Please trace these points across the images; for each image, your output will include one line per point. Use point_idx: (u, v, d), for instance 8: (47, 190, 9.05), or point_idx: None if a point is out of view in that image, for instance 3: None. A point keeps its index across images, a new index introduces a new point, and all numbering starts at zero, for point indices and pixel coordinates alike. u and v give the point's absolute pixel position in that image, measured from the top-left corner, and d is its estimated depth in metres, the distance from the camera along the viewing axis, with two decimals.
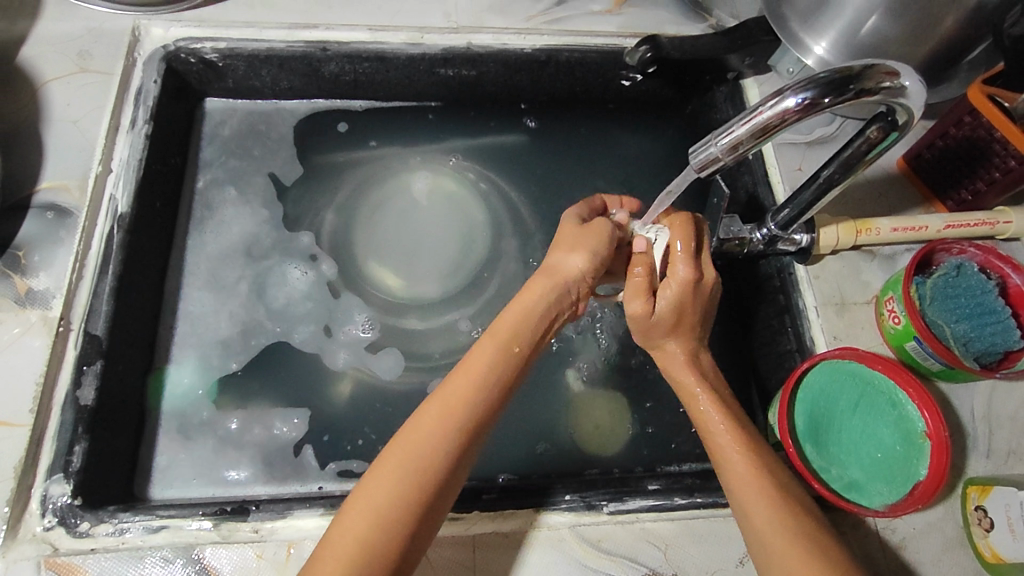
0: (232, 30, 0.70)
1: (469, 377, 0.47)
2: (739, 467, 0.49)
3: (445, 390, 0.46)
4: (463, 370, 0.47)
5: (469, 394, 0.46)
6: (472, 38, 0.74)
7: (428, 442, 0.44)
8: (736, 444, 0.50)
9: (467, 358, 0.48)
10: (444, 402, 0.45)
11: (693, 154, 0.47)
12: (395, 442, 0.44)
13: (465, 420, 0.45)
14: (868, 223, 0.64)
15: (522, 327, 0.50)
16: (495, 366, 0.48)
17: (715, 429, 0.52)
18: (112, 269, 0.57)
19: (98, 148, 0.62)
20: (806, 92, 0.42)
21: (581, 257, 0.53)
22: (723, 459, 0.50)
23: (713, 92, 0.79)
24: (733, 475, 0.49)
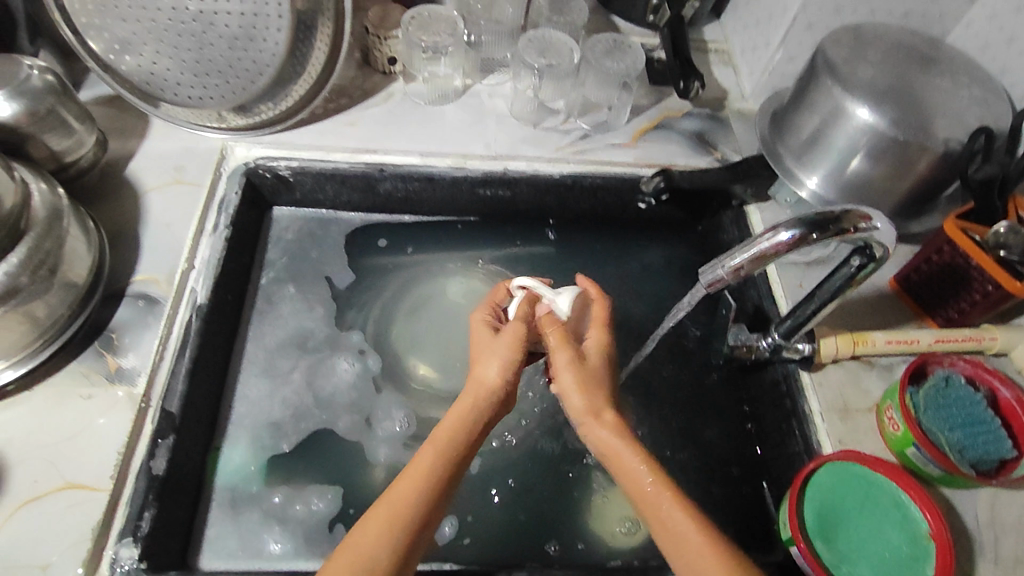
0: (305, 152, 0.82)
1: (409, 484, 0.52)
2: (691, 537, 0.51)
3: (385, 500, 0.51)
4: (405, 479, 0.53)
5: (408, 503, 0.51)
6: (508, 164, 0.85)
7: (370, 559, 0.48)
8: (679, 512, 0.52)
9: (407, 470, 0.53)
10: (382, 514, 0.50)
11: (703, 273, 0.55)
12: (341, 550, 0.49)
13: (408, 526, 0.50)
14: (864, 336, 0.70)
15: (450, 438, 0.55)
16: (432, 472, 0.53)
17: (655, 497, 0.53)
18: (188, 352, 0.64)
19: (185, 248, 0.72)
20: (796, 229, 0.49)
21: (496, 368, 0.60)
22: (663, 528, 0.52)
23: (720, 215, 0.90)
24: (680, 544, 0.51)
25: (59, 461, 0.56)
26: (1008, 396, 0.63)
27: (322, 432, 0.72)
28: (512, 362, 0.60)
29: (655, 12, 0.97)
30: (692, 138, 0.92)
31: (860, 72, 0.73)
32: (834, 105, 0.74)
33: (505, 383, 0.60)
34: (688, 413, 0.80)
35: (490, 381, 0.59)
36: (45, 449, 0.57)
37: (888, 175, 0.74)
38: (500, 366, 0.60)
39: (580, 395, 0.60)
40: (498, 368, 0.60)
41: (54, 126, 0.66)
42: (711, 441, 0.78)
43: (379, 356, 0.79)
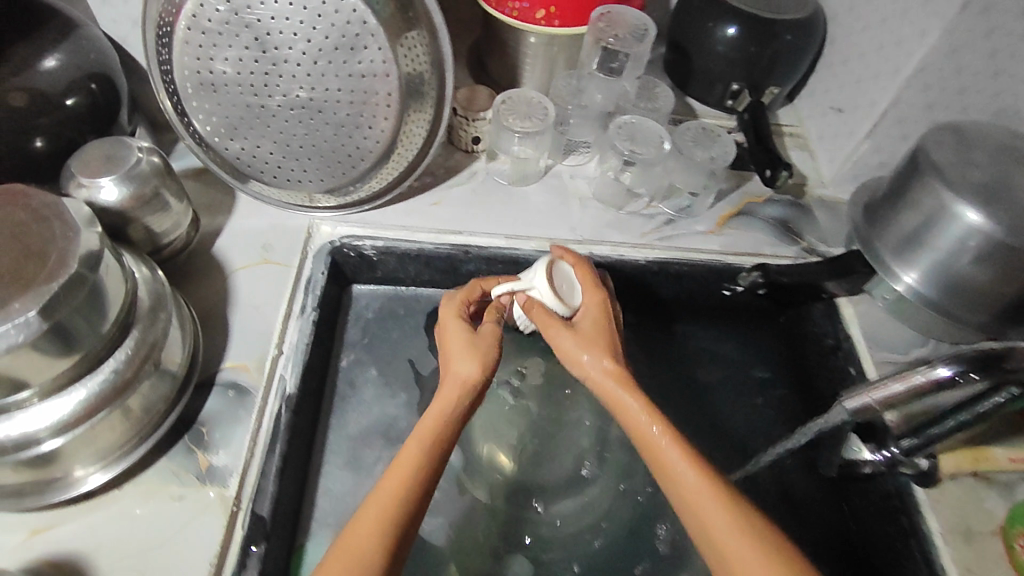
0: (390, 232, 0.81)
1: (400, 470, 0.53)
2: (697, 490, 0.53)
3: (388, 476, 0.53)
4: (394, 471, 0.53)
5: (399, 491, 0.52)
6: (593, 249, 0.84)
7: (365, 546, 0.49)
8: (684, 463, 0.54)
9: (398, 459, 0.54)
10: (382, 504, 0.51)
11: (846, 399, 0.52)
12: (342, 544, 0.49)
13: (407, 513, 0.51)
14: (984, 452, 0.67)
15: (439, 419, 0.57)
16: (421, 459, 0.54)
17: (666, 451, 0.55)
18: (279, 447, 0.62)
19: (275, 334, 0.70)
20: (956, 365, 0.48)
21: (473, 364, 0.60)
22: (677, 483, 0.54)
23: (809, 307, 0.86)
24: (681, 488, 0.53)
25: (146, 569, 0.54)
26: None
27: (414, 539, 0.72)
28: (483, 350, 0.62)
29: (734, 98, 0.97)
30: (777, 226, 0.89)
31: (967, 175, 0.69)
32: (938, 204, 0.70)
33: (482, 373, 0.60)
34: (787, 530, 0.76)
35: (466, 375, 0.60)
36: (134, 557, 0.55)
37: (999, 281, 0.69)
38: (471, 359, 0.61)
39: (585, 358, 0.62)
40: (474, 364, 0.60)
41: (156, 209, 0.65)
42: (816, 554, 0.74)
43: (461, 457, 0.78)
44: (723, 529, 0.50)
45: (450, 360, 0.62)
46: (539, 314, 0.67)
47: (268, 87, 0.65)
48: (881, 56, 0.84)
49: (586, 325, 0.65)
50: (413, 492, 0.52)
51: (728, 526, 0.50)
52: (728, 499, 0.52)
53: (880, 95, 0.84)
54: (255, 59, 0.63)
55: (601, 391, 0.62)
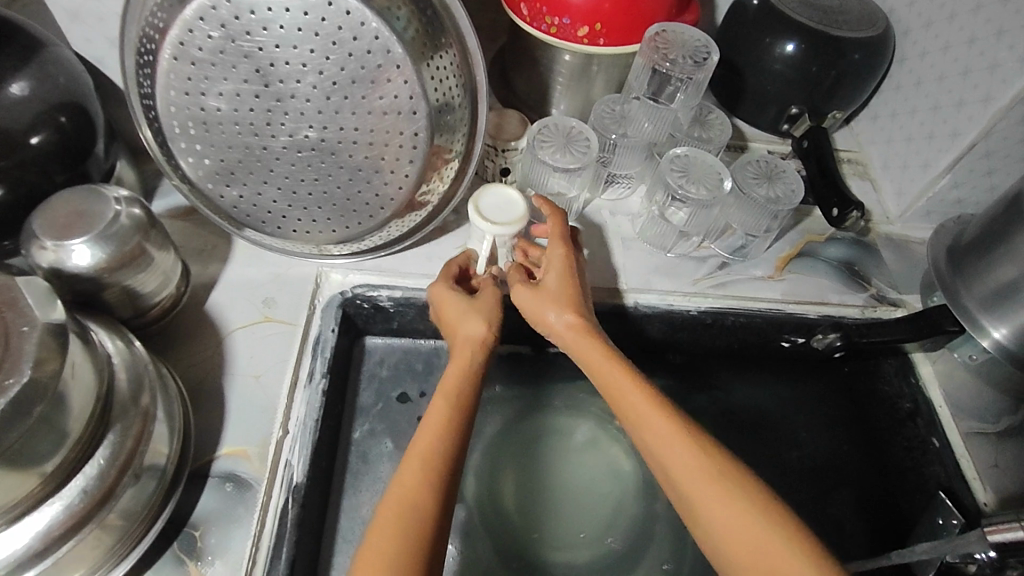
0: (410, 279, 0.72)
1: (416, 459, 0.52)
2: (664, 432, 0.54)
3: (393, 489, 0.50)
4: (413, 458, 0.52)
5: (426, 461, 0.52)
6: (639, 298, 0.74)
7: (417, 515, 0.48)
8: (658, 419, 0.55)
9: (427, 425, 0.55)
10: (399, 502, 0.49)
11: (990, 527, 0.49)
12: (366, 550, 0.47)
13: (430, 499, 0.50)
14: None
15: (447, 415, 0.56)
16: (431, 447, 0.53)
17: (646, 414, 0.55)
18: (285, 554, 0.53)
19: (279, 410, 0.60)
20: None
21: (479, 324, 0.62)
22: (647, 434, 0.55)
23: (879, 363, 0.77)
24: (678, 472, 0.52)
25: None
26: None
27: None
28: (489, 309, 0.64)
29: (791, 122, 0.87)
30: (841, 268, 0.80)
31: None
32: None
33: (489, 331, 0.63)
34: None
35: (477, 338, 0.62)
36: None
37: None
38: (476, 317, 0.63)
39: (553, 319, 0.63)
40: (482, 324, 0.63)
41: (140, 267, 0.55)
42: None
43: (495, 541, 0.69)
44: (710, 499, 0.50)
45: (449, 329, 0.64)
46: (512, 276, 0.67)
47: (271, 126, 0.55)
48: (967, 82, 0.74)
49: (551, 282, 0.65)
50: (437, 467, 0.51)
51: (719, 503, 0.49)
52: (722, 471, 0.51)
53: (965, 126, 0.74)
54: (256, 94, 0.53)
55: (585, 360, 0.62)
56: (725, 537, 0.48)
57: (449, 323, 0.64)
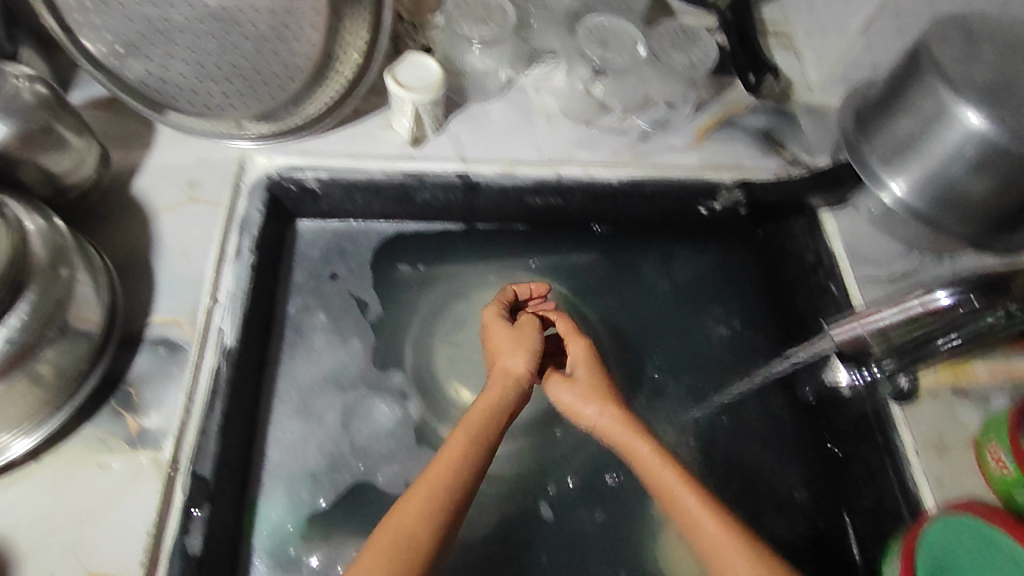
0: (335, 160, 0.74)
1: (416, 496, 0.53)
2: (674, 486, 0.57)
3: (382, 530, 0.51)
4: (417, 489, 0.54)
5: (441, 477, 0.54)
6: (561, 170, 0.77)
7: (414, 525, 0.51)
8: (668, 473, 0.57)
9: (446, 448, 0.57)
10: (388, 538, 0.50)
11: (835, 332, 0.63)
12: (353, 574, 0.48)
13: (420, 546, 0.51)
14: (965, 369, 0.66)
15: (467, 454, 0.56)
16: (432, 491, 0.53)
17: (665, 476, 0.57)
18: (219, 405, 0.59)
19: (207, 280, 0.64)
20: (954, 292, 0.55)
21: (520, 358, 0.65)
22: (653, 477, 0.58)
23: (790, 222, 0.82)
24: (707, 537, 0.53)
25: (76, 546, 0.52)
26: None
27: (371, 488, 0.67)
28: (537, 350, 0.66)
29: None
30: (760, 137, 0.83)
31: (972, 74, 0.64)
32: (938, 107, 0.65)
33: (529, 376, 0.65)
34: (761, 474, 0.74)
35: (519, 373, 0.64)
36: (60, 533, 0.52)
37: (993, 187, 0.65)
38: (524, 355, 0.65)
39: (582, 368, 0.67)
40: (524, 359, 0.65)
41: (50, 147, 0.56)
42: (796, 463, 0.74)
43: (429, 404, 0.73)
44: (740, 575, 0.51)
45: (496, 353, 0.66)
46: (529, 330, 0.67)
47: None
48: None
49: (586, 374, 0.66)
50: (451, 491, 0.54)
51: (727, 546, 0.52)
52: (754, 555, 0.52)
53: None
54: None
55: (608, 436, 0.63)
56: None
57: (495, 368, 0.65)
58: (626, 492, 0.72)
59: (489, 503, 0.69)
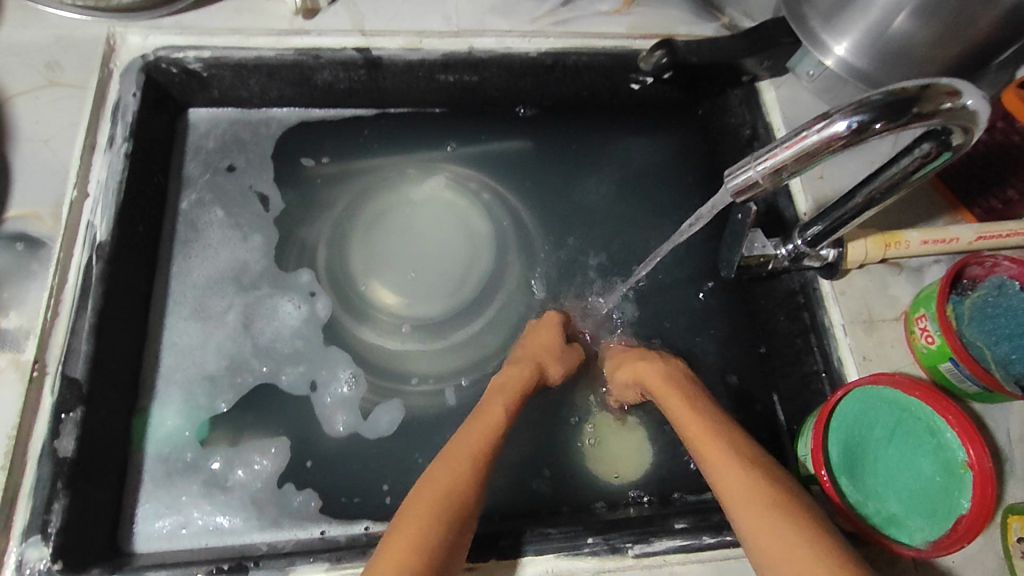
0: (217, 38, 0.65)
1: (465, 451, 0.52)
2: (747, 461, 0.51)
3: (426, 483, 0.49)
4: (459, 448, 0.52)
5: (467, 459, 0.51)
6: (474, 42, 0.69)
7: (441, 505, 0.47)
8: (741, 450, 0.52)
9: (485, 413, 0.56)
10: (437, 490, 0.48)
11: (729, 177, 0.43)
12: (405, 519, 0.46)
13: (464, 498, 0.48)
14: (898, 236, 0.60)
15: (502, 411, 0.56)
16: (481, 448, 0.52)
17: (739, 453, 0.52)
18: (91, 303, 0.55)
19: (72, 171, 0.59)
20: (858, 115, 0.38)
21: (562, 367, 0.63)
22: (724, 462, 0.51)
23: (728, 95, 0.76)
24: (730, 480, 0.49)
25: None
26: None
27: (276, 388, 0.66)
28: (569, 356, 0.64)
29: None
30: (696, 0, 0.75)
31: None
32: None
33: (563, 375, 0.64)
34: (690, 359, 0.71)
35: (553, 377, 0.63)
36: None
37: (933, 40, 0.58)
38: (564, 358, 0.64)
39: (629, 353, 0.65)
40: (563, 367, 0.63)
41: None
42: (729, 352, 0.71)
43: (340, 301, 0.71)
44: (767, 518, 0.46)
45: (537, 348, 0.64)
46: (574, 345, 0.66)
47: None
48: None
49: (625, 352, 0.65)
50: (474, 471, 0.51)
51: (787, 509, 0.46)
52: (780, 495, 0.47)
53: None
54: None
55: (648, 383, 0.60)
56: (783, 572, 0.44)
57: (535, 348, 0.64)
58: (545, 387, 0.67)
59: (399, 398, 0.67)
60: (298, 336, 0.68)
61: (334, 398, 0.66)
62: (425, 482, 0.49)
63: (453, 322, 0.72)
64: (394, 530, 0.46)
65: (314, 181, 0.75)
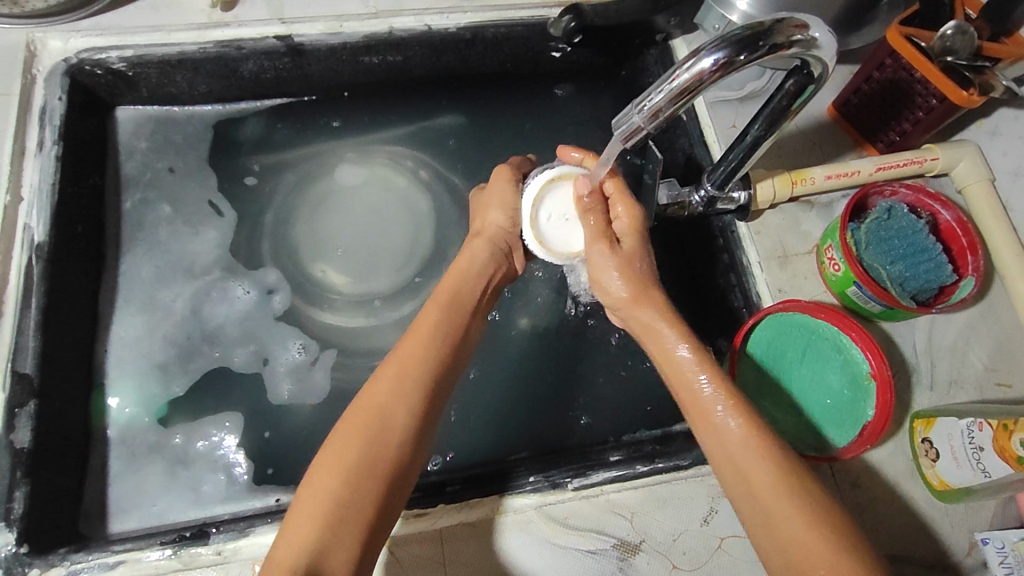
0: (138, 36, 0.67)
1: (390, 369, 0.48)
2: (732, 432, 0.47)
3: (352, 410, 0.46)
4: (388, 365, 0.48)
5: (372, 414, 0.45)
6: (393, 22, 0.71)
7: (345, 469, 0.43)
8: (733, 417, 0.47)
9: (416, 326, 0.51)
10: (363, 422, 0.45)
11: (617, 124, 0.47)
12: (308, 490, 0.43)
13: (378, 457, 0.44)
14: (803, 173, 0.64)
15: (434, 327, 0.51)
16: (387, 393, 0.46)
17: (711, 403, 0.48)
18: (35, 302, 0.57)
19: (4, 176, 0.61)
20: (720, 51, 0.41)
21: (500, 214, 0.60)
22: (707, 419, 0.48)
23: (645, 55, 0.79)
24: (724, 442, 0.47)
25: None
26: (950, 219, 0.60)
27: (230, 371, 0.68)
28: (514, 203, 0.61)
29: None
30: None
31: None
32: None
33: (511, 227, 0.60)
34: None
35: (500, 225, 0.60)
36: None
37: None
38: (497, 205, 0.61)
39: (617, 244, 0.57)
40: (503, 212, 0.60)
41: None
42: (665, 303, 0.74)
43: (286, 283, 0.73)
44: (761, 478, 0.44)
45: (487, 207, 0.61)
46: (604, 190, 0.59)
47: None
48: None
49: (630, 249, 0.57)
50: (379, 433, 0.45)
51: (785, 510, 0.43)
52: (780, 465, 0.44)
53: None
54: None
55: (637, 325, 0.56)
56: (792, 562, 0.42)
57: (478, 225, 0.62)
58: (489, 351, 0.69)
59: (351, 371, 0.70)
60: (248, 320, 0.71)
61: (288, 365, 0.69)
62: (333, 435, 0.45)
63: (397, 299, 0.74)
64: (315, 463, 0.44)
65: (252, 172, 0.77)
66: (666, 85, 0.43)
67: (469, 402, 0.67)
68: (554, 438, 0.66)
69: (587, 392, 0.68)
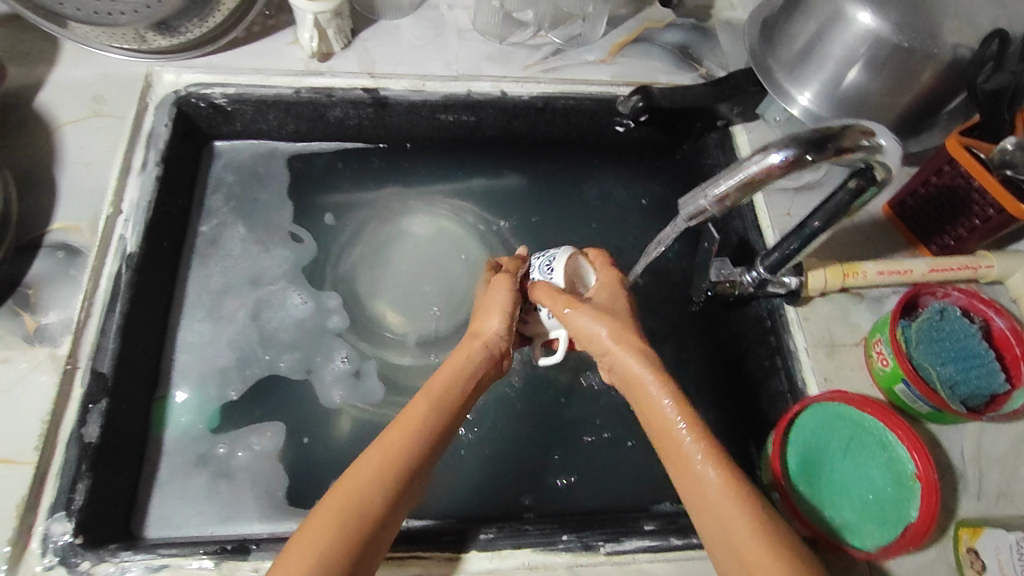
0: (242, 76, 0.73)
1: (375, 455, 0.47)
2: (710, 482, 0.47)
3: (331, 495, 0.45)
4: (373, 451, 0.47)
5: (349, 503, 0.44)
6: (472, 85, 0.76)
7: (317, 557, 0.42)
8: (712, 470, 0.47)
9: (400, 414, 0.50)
10: (335, 509, 0.44)
11: (683, 204, 0.50)
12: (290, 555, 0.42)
13: (357, 537, 0.44)
14: (855, 267, 0.65)
15: (422, 419, 0.50)
16: (365, 485, 0.45)
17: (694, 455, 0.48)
18: (119, 307, 0.61)
19: (109, 190, 0.66)
20: (789, 149, 0.44)
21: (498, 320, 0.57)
22: (687, 468, 0.48)
23: (705, 138, 0.82)
24: (705, 489, 0.47)
25: None
26: (1003, 327, 0.60)
27: (281, 393, 0.70)
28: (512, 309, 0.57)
29: None
30: (676, 52, 0.82)
31: None
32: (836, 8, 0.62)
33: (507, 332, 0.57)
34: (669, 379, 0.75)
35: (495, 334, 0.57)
36: None
37: (888, 88, 0.63)
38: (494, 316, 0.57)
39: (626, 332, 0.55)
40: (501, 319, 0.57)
41: None
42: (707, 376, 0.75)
43: (343, 313, 0.76)
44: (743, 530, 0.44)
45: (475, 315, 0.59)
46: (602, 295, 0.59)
47: None
48: None
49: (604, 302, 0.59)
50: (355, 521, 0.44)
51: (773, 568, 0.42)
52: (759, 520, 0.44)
53: None
54: None
55: (618, 370, 0.55)
56: None
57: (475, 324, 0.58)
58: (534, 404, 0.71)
59: (394, 407, 0.71)
60: (303, 346, 0.73)
61: (333, 370, 0.73)
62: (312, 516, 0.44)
63: (446, 344, 0.76)
64: (292, 543, 0.43)
65: (325, 208, 0.82)
66: (740, 172, 0.45)
67: (506, 453, 0.68)
68: (587, 501, 0.66)
69: (624, 457, 0.69)
